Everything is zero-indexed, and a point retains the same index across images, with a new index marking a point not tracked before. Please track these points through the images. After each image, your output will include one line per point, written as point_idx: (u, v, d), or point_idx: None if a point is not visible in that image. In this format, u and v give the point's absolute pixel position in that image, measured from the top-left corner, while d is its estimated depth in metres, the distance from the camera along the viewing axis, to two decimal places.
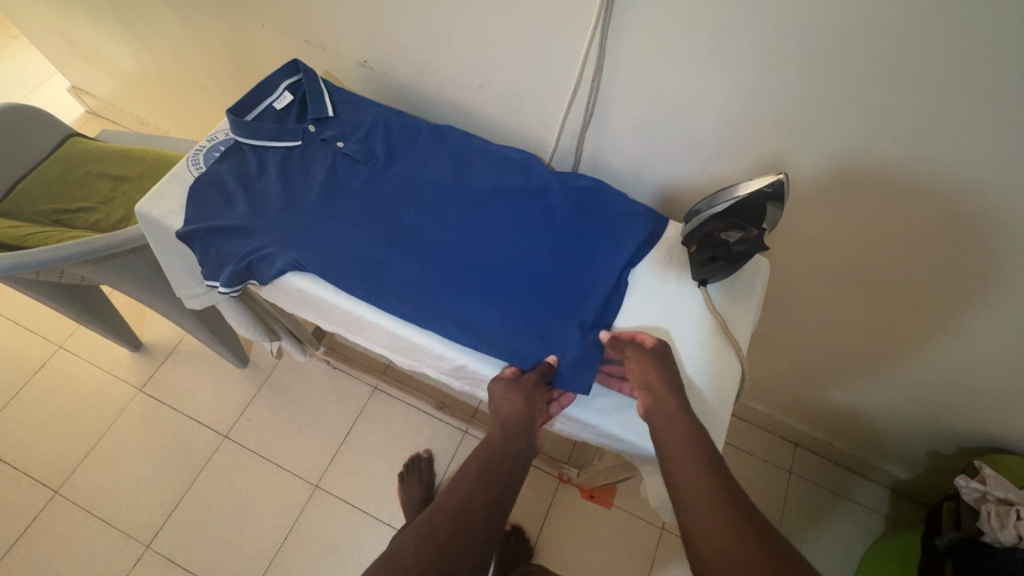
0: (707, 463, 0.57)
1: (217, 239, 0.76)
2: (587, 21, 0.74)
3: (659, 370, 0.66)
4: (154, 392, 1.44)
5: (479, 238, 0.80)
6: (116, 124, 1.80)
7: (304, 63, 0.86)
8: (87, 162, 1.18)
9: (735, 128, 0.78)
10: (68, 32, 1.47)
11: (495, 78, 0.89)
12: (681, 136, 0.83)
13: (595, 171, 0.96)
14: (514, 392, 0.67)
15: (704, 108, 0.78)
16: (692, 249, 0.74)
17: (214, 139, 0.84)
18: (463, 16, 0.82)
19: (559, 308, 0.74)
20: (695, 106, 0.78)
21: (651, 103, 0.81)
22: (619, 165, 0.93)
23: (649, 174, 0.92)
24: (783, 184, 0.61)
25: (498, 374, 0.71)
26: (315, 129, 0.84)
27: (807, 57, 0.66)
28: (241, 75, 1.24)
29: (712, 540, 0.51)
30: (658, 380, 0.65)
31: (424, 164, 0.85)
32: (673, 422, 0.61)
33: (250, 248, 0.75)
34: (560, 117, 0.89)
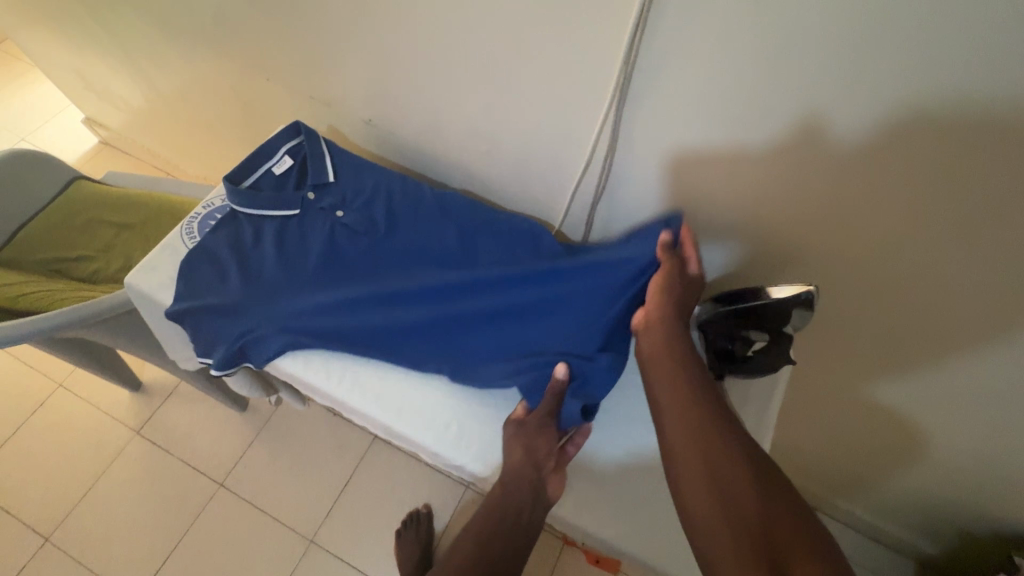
0: (678, 370, 0.61)
1: (207, 318, 0.73)
2: (600, 99, 0.70)
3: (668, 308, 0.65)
4: (152, 435, 1.41)
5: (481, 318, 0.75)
6: (128, 155, 1.80)
7: (306, 126, 0.83)
8: (90, 208, 1.16)
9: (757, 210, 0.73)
10: (82, 70, 1.47)
11: (503, 144, 0.85)
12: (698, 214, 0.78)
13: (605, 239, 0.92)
14: (517, 441, 0.67)
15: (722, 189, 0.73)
16: (710, 340, 0.69)
17: (210, 206, 0.81)
18: (472, 84, 0.79)
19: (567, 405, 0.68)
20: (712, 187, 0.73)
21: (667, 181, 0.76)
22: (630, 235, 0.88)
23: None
24: (812, 297, 0.56)
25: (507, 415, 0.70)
26: (314, 196, 0.81)
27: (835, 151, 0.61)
28: (248, 121, 1.22)
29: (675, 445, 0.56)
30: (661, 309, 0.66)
31: (427, 234, 0.80)
32: (659, 353, 0.63)
33: (242, 329, 0.72)
34: (571, 186, 0.85)
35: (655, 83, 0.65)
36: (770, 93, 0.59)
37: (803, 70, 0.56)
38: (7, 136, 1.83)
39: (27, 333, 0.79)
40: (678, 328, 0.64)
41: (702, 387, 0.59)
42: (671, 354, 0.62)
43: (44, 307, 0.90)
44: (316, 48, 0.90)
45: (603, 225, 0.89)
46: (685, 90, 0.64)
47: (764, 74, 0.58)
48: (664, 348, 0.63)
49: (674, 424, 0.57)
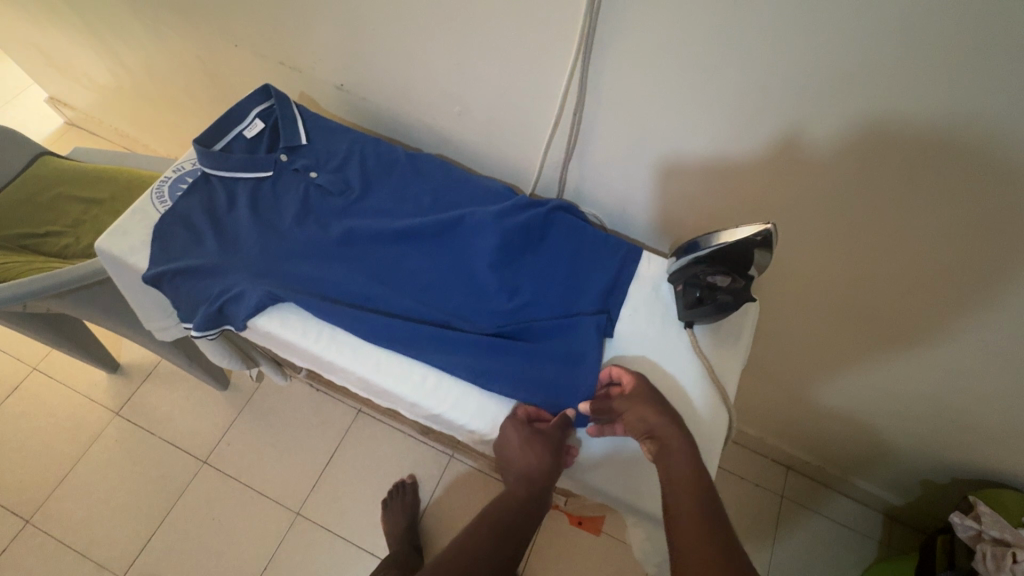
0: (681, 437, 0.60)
1: (186, 280, 0.71)
2: (568, 55, 0.71)
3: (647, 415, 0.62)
4: (131, 416, 1.40)
5: (458, 276, 0.75)
6: (96, 136, 1.76)
7: (276, 88, 0.83)
8: (56, 183, 1.14)
9: (723, 166, 0.76)
10: (41, 45, 1.42)
11: (475, 106, 0.85)
12: (667, 170, 0.80)
13: (579, 201, 0.93)
14: (528, 445, 0.62)
15: (689, 144, 0.75)
16: (679, 289, 0.71)
17: (180, 170, 0.80)
18: (441, 43, 0.79)
19: (547, 358, 0.69)
20: (680, 142, 0.75)
21: (636, 138, 0.78)
22: (603, 196, 0.90)
23: (635, 205, 0.88)
24: (772, 235, 0.58)
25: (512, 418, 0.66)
26: (287, 159, 0.81)
27: (793, 99, 0.64)
28: (217, 93, 1.20)
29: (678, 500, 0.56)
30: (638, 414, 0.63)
31: (404, 195, 0.81)
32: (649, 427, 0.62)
33: (221, 289, 0.71)
34: (543, 146, 0.85)
35: (622, 35, 0.66)
36: (730, 41, 0.61)
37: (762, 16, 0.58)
38: None
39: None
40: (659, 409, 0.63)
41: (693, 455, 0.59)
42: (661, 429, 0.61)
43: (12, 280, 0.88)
44: (281, 11, 0.88)
45: (577, 187, 0.90)
46: (653, 42, 0.65)
47: (725, 20, 0.60)
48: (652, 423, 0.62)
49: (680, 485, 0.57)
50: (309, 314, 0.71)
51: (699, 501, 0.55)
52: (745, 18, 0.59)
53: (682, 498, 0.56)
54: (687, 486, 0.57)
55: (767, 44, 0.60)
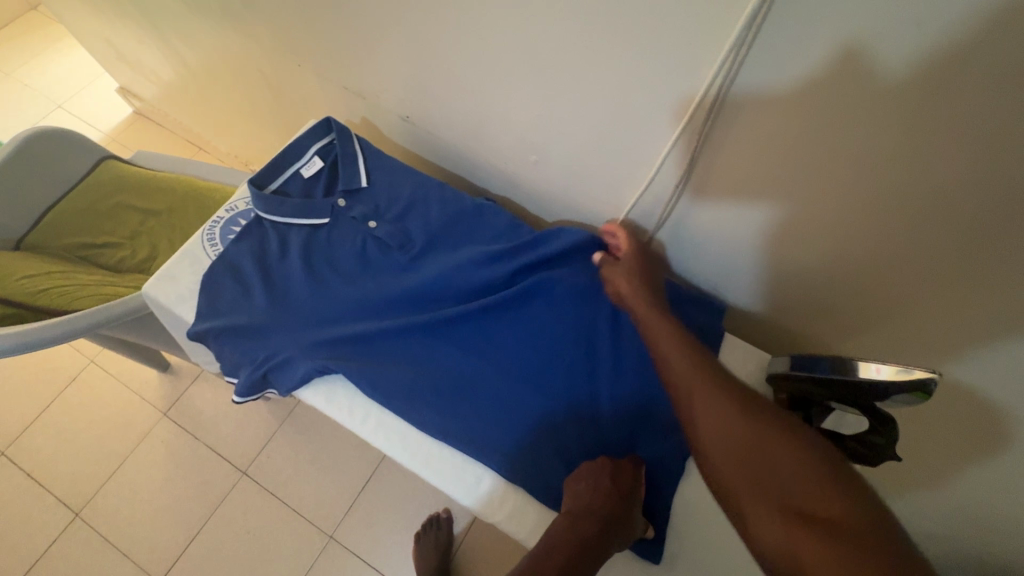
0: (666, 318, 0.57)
1: (231, 339, 0.66)
2: (673, 123, 0.60)
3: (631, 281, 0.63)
4: (178, 418, 1.41)
5: (522, 354, 0.66)
6: (161, 128, 1.77)
7: (338, 124, 0.76)
8: (116, 191, 1.12)
9: (849, 268, 0.62)
10: (114, 40, 1.42)
11: (554, 156, 0.75)
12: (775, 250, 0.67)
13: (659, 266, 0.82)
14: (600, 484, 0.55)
15: (807, 238, 0.62)
16: (787, 403, 0.61)
17: (233, 210, 0.75)
18: (525, 88, 0.69)
19: None
20: (794, 229, 0.62)
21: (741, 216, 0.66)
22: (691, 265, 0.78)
23: (729, 284, 0.76)
24: (930, 388, 0.45)
25: (591, 464, 0.57)
26: (345, 204, 0.74)
27: (961, 223, 0.50)
28: (279, 105, 1.15)
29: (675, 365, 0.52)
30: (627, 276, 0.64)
31: (469, 250, 0.71)
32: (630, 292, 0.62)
33: (267, 353, 0.65)
34: (626, 206, 0.75)
35: (746, 112, 0.55)
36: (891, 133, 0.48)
37: (945, 120, 0.44)
38: (45, 103, 1.82)
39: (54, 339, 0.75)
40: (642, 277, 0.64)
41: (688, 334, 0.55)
42: (640, 297, 0.61)
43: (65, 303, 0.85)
44: (349, 36, 0.81)
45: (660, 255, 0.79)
46: (785, 124, 0.53)
47: (892, 118, 0.47)
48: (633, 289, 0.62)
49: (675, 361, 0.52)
50: (358, 390, 0.64)
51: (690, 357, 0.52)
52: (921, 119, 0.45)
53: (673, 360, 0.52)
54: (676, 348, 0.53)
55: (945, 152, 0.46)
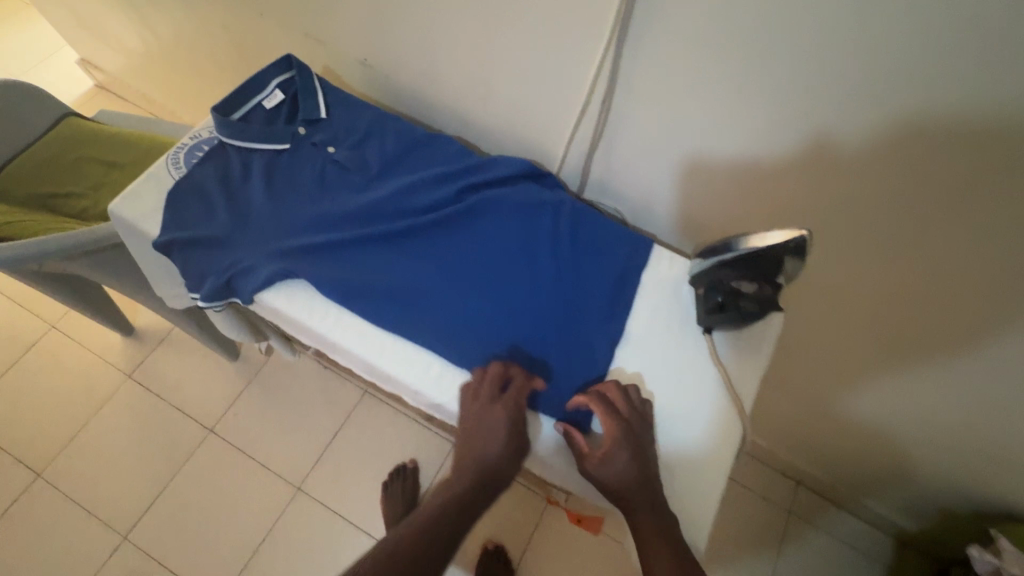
0: (656, 515, 0.56)
1: (196, 251, 0.70)
2: (600, 44, 0.68)
3: (629, 463, 0.58)
4: (143, 380, 1.41)
5: (470, 262, 0.72)
6: (124, 100, 1.77)
7: (298, 60, 0.81)
8: (79, 145, 1.14)
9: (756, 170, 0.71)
10: (75, 6, 1.43)
11: (501, 89, 0.82)
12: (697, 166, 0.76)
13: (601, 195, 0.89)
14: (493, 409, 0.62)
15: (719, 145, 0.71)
16: (700, 294, 0.69)
17: (197, 137, 0.78)
18: (472, 22, 0.75)
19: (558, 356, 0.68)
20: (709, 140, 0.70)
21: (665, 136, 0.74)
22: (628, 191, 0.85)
23: (661, 204, 0.84)
24: (806, 242, 0.56)
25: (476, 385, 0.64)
26: (305, 132, 0.79)
27: (840, 107, 0.59)
28: (242, 63, 1.18)
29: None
30: (623, 462, 0.58)
31: (421, 171, 0.77)
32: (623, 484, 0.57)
33: (231, 262, 0.69)
34: (567, 135, 0.82)
35: (664, 24, 0.62)
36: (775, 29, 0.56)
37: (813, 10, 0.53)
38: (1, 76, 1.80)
39: (18, 257, 0.79)
40: (641, 456, 0.59)
41: (676, 536, 0.55)
42: (633, 492, 0.56)
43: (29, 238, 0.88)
44: None
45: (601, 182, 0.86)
46: (694, 35, 0.61)
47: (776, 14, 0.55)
48: (629, 481, 0.57)
49: (666, 572, 0.52)
50: (320, 293, 0.69)
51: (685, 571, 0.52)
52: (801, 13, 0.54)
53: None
54: (667, 564, 0.53)
55: (820, 43, 0.55)
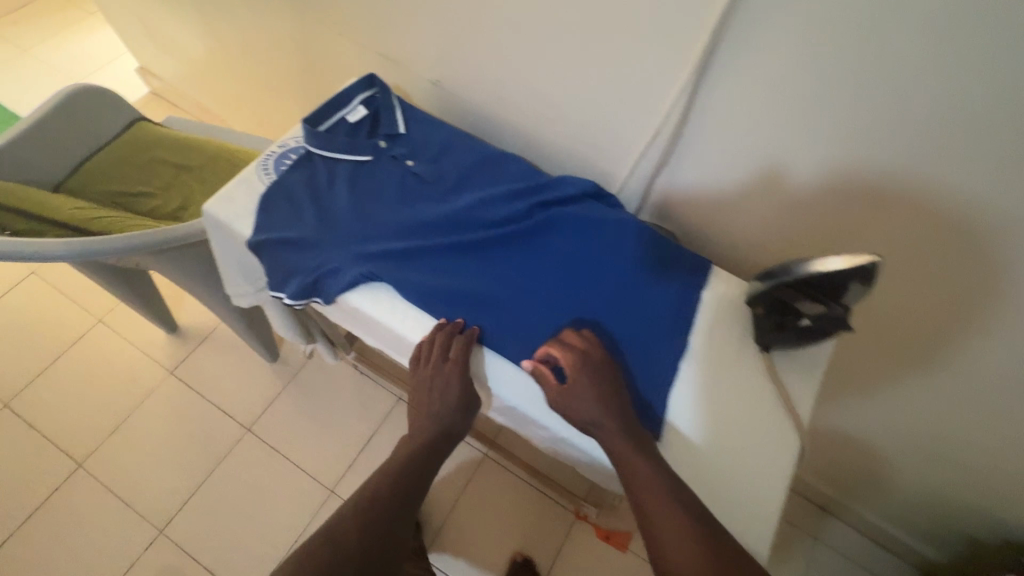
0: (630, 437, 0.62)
1: (284, 251, 0.75)
2: (677, 77, 0.72)
3: (590, 397, 0.65)
4: (184, 377, 1.45)
5: (538, 274, 0.77)
6: (177, 107, 1.85)
7: (380, 79, 0.88)
8: (152, 148, 1.20)
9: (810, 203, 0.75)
10: (147, 17, 1.51)
11: (571, 114, 0.87)
12: (760, 195, 0.78)
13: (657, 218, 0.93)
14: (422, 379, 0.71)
15: (777, 178, 0.75)
16: (762, 313, 0.73)
17: (284, 146, 0.83)
18: (551, 50, 0.80)
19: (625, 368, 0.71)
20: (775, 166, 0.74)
21: (731, 165, 0.78)
22: (685, 216, 0.89)
23: (718, 230, 0.87)
24: (872, 268, 0.59)
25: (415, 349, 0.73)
26: (386, 145, 0.84)
27: (910, 146, 0.62)
28: (306, 76, 1.24)
29: (643, 493, 0.59)
30: (583, 397, 0.65)
31: (495, 185, 0.81)
32: (597, 417, 0.64)
33: (318, 263, 0.74)
34: (630, 159, 0.86)
35: (743, 63, 0.67)
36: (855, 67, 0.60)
37: (894, 53, 0.57)
38: (62, 80, 1.89)
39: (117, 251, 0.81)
40: (607, 389, 0.66)
41: (652, 455, 0.61)
42: (607, 421, 0.64)
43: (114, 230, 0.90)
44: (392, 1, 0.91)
45: (659, 205, 0.90)
46: (773, 71, 0.65)
47: (854, 61, 0.60)
48: (598, 412, 0.64)
49: (645, 488, 0.59)
50: (400, 297, 0.73)
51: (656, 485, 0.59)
52: (879, 64, 0.58)
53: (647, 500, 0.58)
54: (646, 484, 0.59)
55: (897, 83, 0.59)
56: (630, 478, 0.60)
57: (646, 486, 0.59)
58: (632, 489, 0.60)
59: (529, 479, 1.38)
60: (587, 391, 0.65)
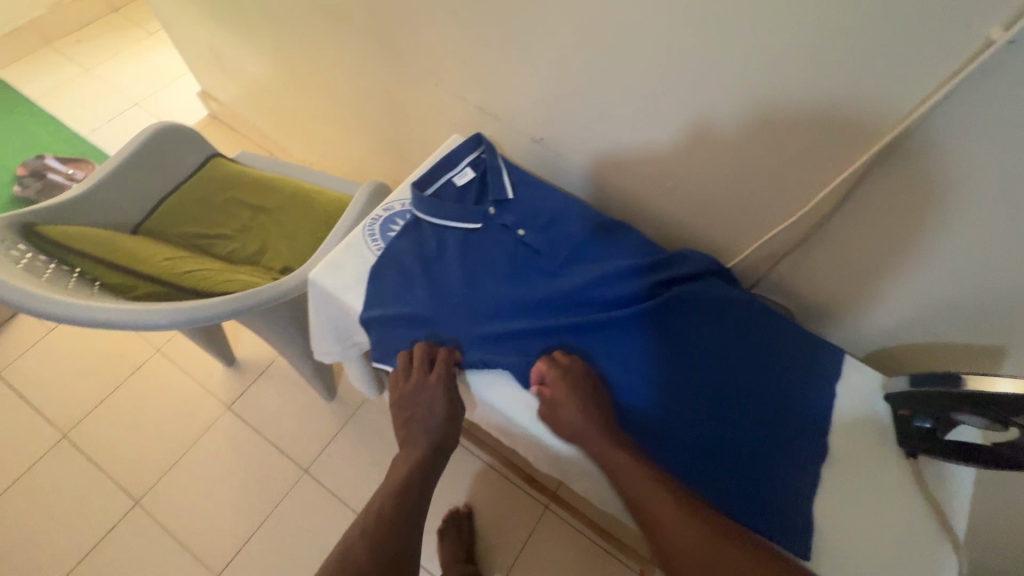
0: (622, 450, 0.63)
1: (397, 328, 0.72)
2: (833, 163, 0.66)
3: (572, 408, 0.65)
4: (242, 412, 1.42)
5: (662, 361, 0.72)
6: (237, 131, 1.84)
7: (487, 140, 0.85)
8: (229, 187, 1.18)
9: (955, 312, 0.69)
10: (218, 47, 1.50)
11: (690, 184, 0.82)
12: (910, 292, 0.71)
13: (774, 293, 0.87)
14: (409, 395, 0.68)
15: (925, 281, 0.69)
16: (912, 416, 0.67)
17: (390, 210, 0.81)
18: (681, 123, 0.75)
19: (766, 475, 0.65)
20: (941, 267, 0.66)
21: (879, 256, 0.71)
22: (810, 296, 0.83)
23: (846, 316, 0.81)
24: None
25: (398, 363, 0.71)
26: (495, 212, 0.80)
27: None
28: (386, 117, 1.22)
29: (646, 504, 0.59)
30: (570, 408, 0.65)
31: (609, 261, 0.78)
32: (581, 427, 0.64)
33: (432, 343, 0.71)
34: (755, 237, 0.81)
35: (913, 166, 0.61)
36: None
37: None
38: (124, 100, 1.89)
39: (220, 315, 0.80)
40: (581, 399, 0.66)
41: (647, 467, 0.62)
42: (592, 431, 0.64)
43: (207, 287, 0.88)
44: (501, 59, 0.87)
45: (780, 282, 0.85)
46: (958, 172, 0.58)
47: None
48: (584, 423, 0.64)
49: (648, 499, 0.59)
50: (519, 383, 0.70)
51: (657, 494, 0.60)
52: None
53: (654, 509, 0.59)
54: (645, 494, 0.60)
55: None
56: (628, 489, 0.61)
57: (650, 499, 0.59)
58: (634, 500, 0.60)
59: (593, 535, 1.29)
60: (570, 403, 0.65)
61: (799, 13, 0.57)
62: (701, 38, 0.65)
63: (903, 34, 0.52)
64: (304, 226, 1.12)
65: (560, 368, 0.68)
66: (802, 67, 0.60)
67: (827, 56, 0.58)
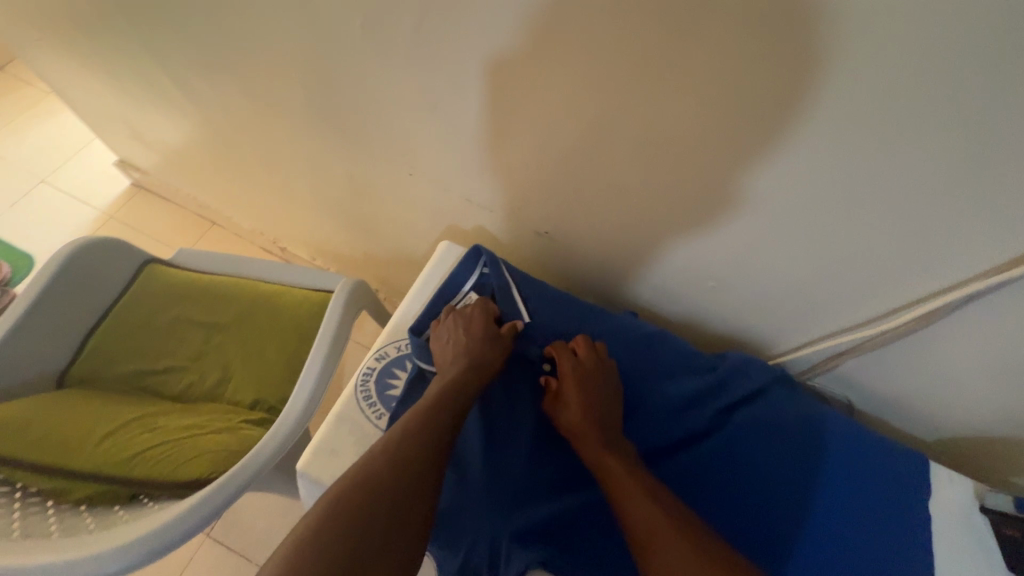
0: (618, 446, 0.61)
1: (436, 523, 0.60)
2: (914, 270, 0.58)
3: (581, 394, 0.64)
4: (224, 537, 1.25)
5: (738, 498, 0.66)
6: (167, 201, 1.61)
7: (487, 250, 0.74)
8: (171, 303, 0.99)
9: (1023, 414, 0.65)
10: (132, 121, 1.28)
11: (739, 287, 0.74)
12: (980, 386, 0.65)
13: (828, 386, 0.80)
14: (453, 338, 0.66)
15: (1002, 379, 0.63)
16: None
17: (387, 358, 0.70)
18: (733, 232, 0.66)
19: None
20: (1022, 367, 0.61)
21: (942, 356, 0.65)
22: (873, 391, 0.76)
23: (914, 408, 0.74)
24: None
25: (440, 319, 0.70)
26: (515, 341, 0.73)
27: None
28: (350, 199, 1.06)
29: (635, 507, 0.55)
30: (579, 393, 0.65)
31: (661, 393, 0.73)
32: (579, 416, 0.63)
33: (476, 538, 0.59)
34: (812, 335, 0.75)
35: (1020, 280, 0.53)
36: None
37: None
38: (23, 178, 1.62)
39: (191, 533, 0.66)
40: (595, 386, 0.66)
41: (640, 468, 0.59)
42: (591, 419, 0.63)
43: (166, 479, 0.73)
44: (491, 152, 0.74)
45: (835, 377, 0.78)
46: None
47: None
48: (586, 411, 0.63)
49: (637, 500, 0.55)
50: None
51: (651, 496, 0.56)
52: None
53: (638, 510, 0.54)
54: (639, 494, 0.56)
55: None
56: (620, 487, 0.57)
57: (642, 506, 0.54)
58: (622, 499, 0.56)
59: None
60: (580, 389, 0.65)
61: (877, 131, 0.48)
62: (751, 171, 0.57)
63: (999, 187, 0.47)
64: (275, 344, 0.96)
65: (585, 353, 0.68)
66: (868, 214, 0.55)
67: (902, 208, 0.53)
